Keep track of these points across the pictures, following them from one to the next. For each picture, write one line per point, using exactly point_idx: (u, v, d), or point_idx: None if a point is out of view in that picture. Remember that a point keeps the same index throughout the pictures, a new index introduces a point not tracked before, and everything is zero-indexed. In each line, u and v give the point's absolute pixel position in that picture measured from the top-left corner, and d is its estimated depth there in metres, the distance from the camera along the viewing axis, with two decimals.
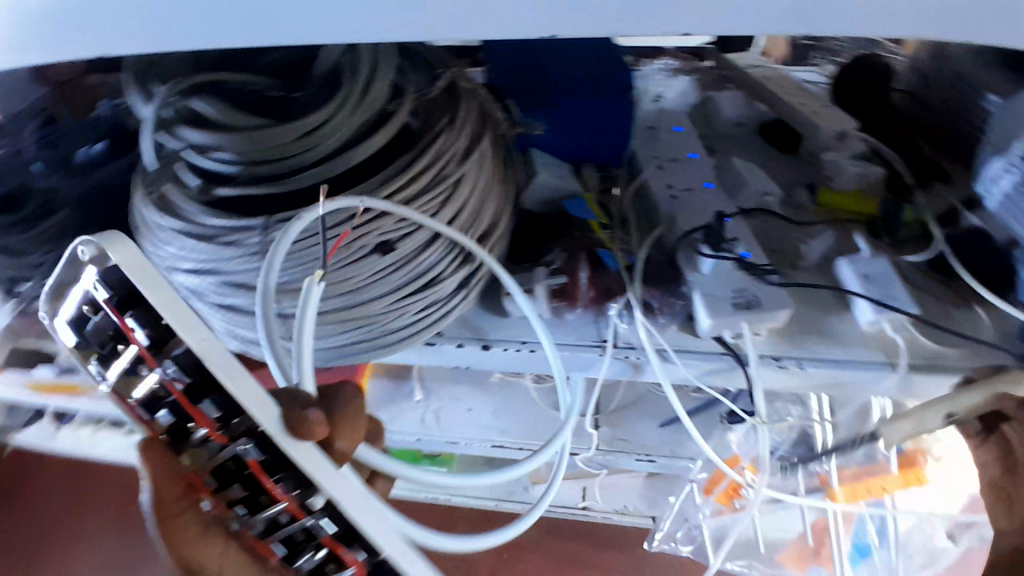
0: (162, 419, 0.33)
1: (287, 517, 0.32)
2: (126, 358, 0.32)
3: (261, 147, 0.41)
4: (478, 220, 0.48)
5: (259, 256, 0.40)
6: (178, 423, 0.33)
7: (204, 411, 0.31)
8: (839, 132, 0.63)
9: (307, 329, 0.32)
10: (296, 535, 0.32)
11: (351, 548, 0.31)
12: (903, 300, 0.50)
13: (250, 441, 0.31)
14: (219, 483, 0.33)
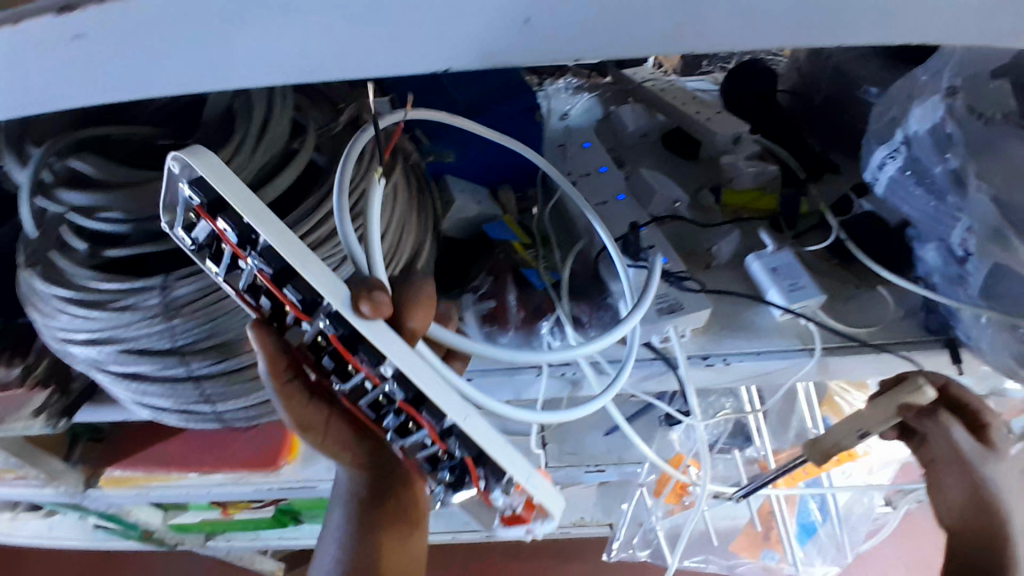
0: (264, 305, 0.33)
1: (370, 384, 0.33)
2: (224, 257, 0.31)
3: (151, 203, 0.38)
4: (397, 255, 0.47)
5: (159, 318, 0.38)
6: (277, 310, 0.33)
7: (287, 296, 0.31)
8: (735, 136, 0.65)
9: (378, 218, 0.33)
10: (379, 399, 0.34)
11: (423, 412, 0.32)
12: (810, 288, 0.54)
13: (327, 318, 0.31)
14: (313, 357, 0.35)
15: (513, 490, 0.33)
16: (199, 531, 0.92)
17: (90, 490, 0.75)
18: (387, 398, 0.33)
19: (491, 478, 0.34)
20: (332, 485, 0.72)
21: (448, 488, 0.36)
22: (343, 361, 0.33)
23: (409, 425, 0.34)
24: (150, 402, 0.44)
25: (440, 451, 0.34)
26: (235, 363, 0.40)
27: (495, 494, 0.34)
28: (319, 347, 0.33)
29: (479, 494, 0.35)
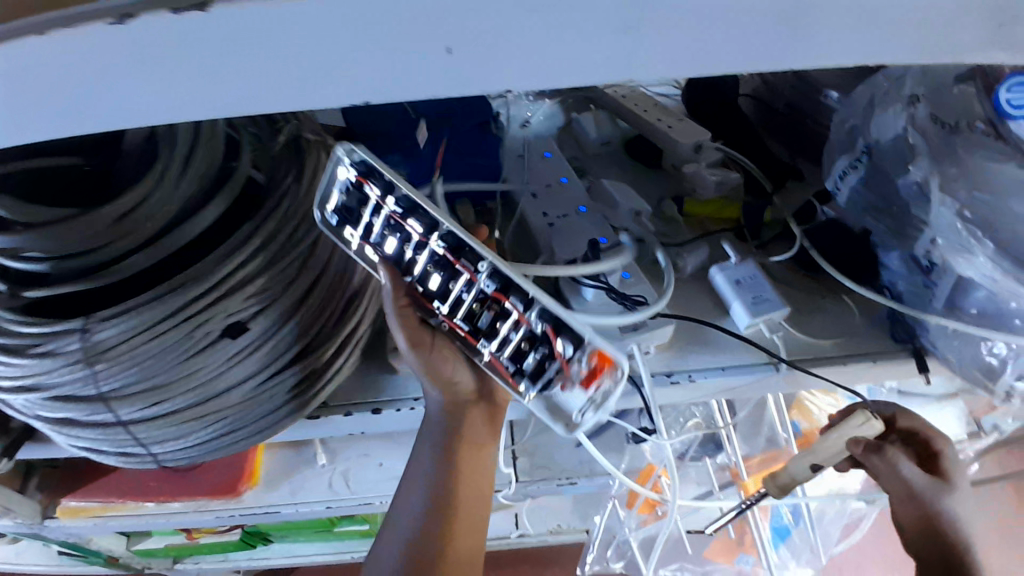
0: (388, 246, 0.43)
1: (468, 290, 0.42)
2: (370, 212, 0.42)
3: (69, 242, 0.36)
4: (343, 281, 0.45)
5: (82, 364, 0.35)
6: (399, 249, 0.43)
7: (413, 226, 0.41)
8: (696, 144, 0.63)
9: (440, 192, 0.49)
10: (474, 306, 0.42)
11: (511, 297, 0.40)
12: (774, 301, 0.53)
13: (438, 234, 0.41)
14: (422, 279, 0.43)
15: (585, 348, 0.39)
16: (164, 556, 0.89)
17: (47, 521, 0.72)
18: (480, 297, 0.42)
19: (569, 344, 0.39)
20: (296, 509, 0.70)
21: (535, 377, 0.41)
22: (452, 269, 0.42)
23: (498, 323, 0.42)
24: (86, 444, 0.42)
25: (526, 332, 0.41)
26: (172, 404, 0.38)
27: (569, 361, 0.39)
28: (429, 270, 0.42)
29: (560, 372, 0.40)
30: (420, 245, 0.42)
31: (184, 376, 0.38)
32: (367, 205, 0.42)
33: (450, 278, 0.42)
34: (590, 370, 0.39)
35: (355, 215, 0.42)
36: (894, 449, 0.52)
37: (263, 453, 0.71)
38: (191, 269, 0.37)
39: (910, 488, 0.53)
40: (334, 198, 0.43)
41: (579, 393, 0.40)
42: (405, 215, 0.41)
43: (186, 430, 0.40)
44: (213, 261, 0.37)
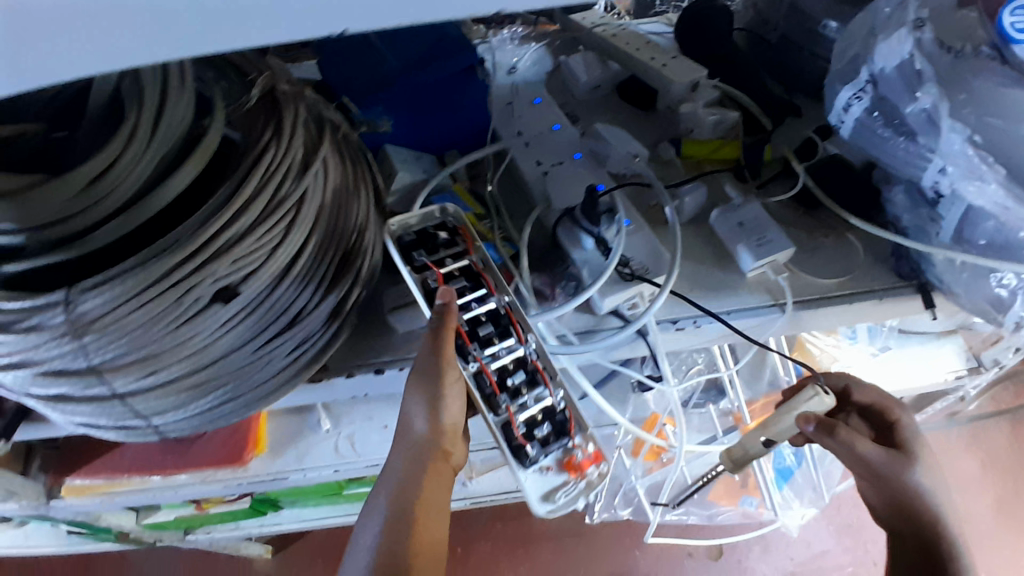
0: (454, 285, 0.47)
1: (511, 352, 0.46)
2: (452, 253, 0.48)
3: (39, 209, 0.34)
4: (332, 240, 0.44)
5: (70, 337, 0.34)
6: (461, 291, 0.46)
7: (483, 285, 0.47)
8: (692, 83, 0.60)
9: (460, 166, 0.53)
10: (509, 366, 0.46)
11: (545, 373, 0.46)
12: (779, 241, 0.52)
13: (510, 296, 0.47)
14: (470, 327, 0.46)
15: (587, 440, 0.47)
16: (175, 528, 0.89)
17: (53, 501, 0.72)
18: (519, 361, 0.46)
19: (579, 429, 0.46)
20: (303, 476, 0.69)
21: (540, 450, 0.45)
22: (507, 330, 0.46)
23: (525, 388, 0.45)
24: (83, 420, 0.41)
25: (547, 407, 0.46)
26: (167, 374, 0.37)
27: (572, 442, 0.46)
28: (485, 321, 0.46)
29: (561, 454, 0.46)
30: (482, 292, 0.47)
31: (176, 345, 0.36)
32: (450, 245, 0.48)
33: (500, 336, 0.46)
34: (589, 459, 0.46)
35: (435, 250, 0.48)
36: (843, 428, 0.53)
37: (266, 421, 0.71)
38: (172, 234, 0.35)
39: (870, 467, 0.55)
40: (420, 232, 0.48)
41: (568, 480, 0.46)
42: (484, 268, 0.48)
43: (185, 399, 0.39)
44: (195, 225, 0.36)
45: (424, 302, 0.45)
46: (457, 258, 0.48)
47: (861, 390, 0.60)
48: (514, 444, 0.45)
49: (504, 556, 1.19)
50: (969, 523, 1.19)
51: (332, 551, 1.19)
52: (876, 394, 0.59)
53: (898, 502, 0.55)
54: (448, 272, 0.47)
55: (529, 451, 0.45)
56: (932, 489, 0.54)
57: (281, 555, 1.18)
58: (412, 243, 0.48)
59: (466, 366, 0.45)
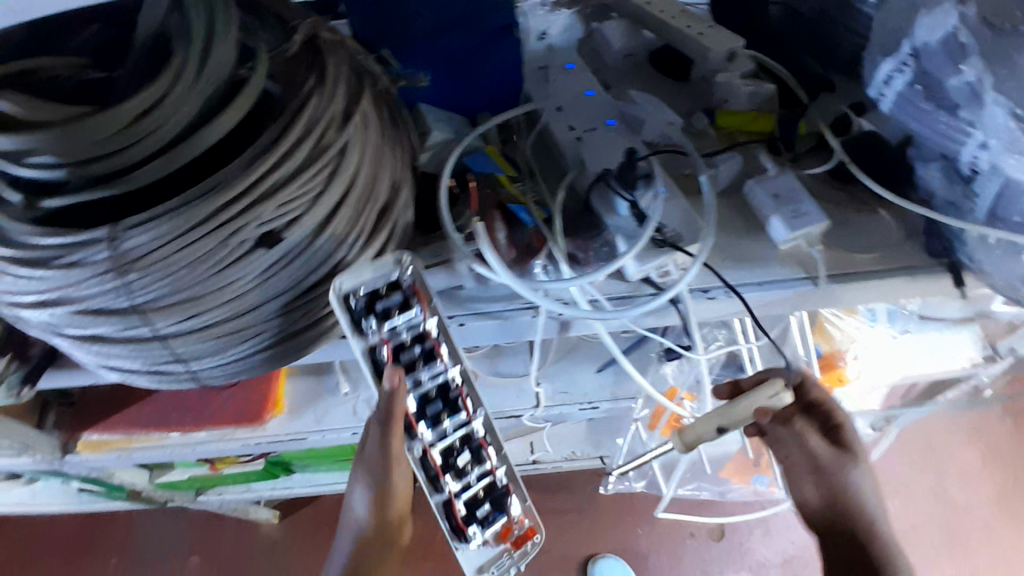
0: (406, 357, 0.48)
1: (456, 433, 0.51)
2: (408, 312, 0.47)
3: (84, 143, 0.33)
4: (372, 194, 0.43)
5: (113, 273, 0.34)
6: (410, 364, 0.48)
7: (436, 352, 0.49)
8: (729, 53, 0.60)
9: (492, 123, 0.53)
10: (455, 446, 0.51)
11: (485, 451, 0.52)
12: (815, 214, 0.51)
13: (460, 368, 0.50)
14: (418, 407, 0.50)
15: (523, 516, 0.55)
16: (187, 489, 0.90)
17: (67, 456, 0.71)
18: (465, 438, 0.52)
19: (514, 506, 0.54)
20: (322, 436, 0.70)
21: (478, 528, 0.53)
22: (456, 405, 0.51)
23: (468, 468, 0.52)
24: (116, 364, 0.41)
25: (487, 484, 0.53)
26: (207, 319, 0.37)
27: (508, 518, 0.54)
28: (434, 397, 0.50)
29: (499, 529, 0.54)
30: (433, 363, 0.49)
31: (218, 289, 0.36)
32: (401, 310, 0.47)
33: (449, 411, 0.51)
34: (524, 533, 0.54)
35: (385, 311, 0.46)
36: (801, 424, 0.60)
37: (283, 382, 0.72)
38: (219, 175, 0.35)
39: (816, 461, 0.60)
40: (368, 295, 0.45)
41: (502, 548, 0.54)
42: (437, 340, 0.49)
43: (223, 345, 0.39)
44: (240, 169, 0.35)
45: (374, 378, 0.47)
46: (409, 317, 0.48)
47: (816, 388, 0.60)
48: (455, 522, 0.53)
49: None
50: (962, 514, 1.21)
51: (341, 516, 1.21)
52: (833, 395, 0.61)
53: (843, 501, 0.60)
54: (399, 341, 0.48)
55: (470, 531, 0.53)
56: (870, 490, 0.60)
57: (288, 521, 1.21)
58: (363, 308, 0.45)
59: (413, 447, 0.51)
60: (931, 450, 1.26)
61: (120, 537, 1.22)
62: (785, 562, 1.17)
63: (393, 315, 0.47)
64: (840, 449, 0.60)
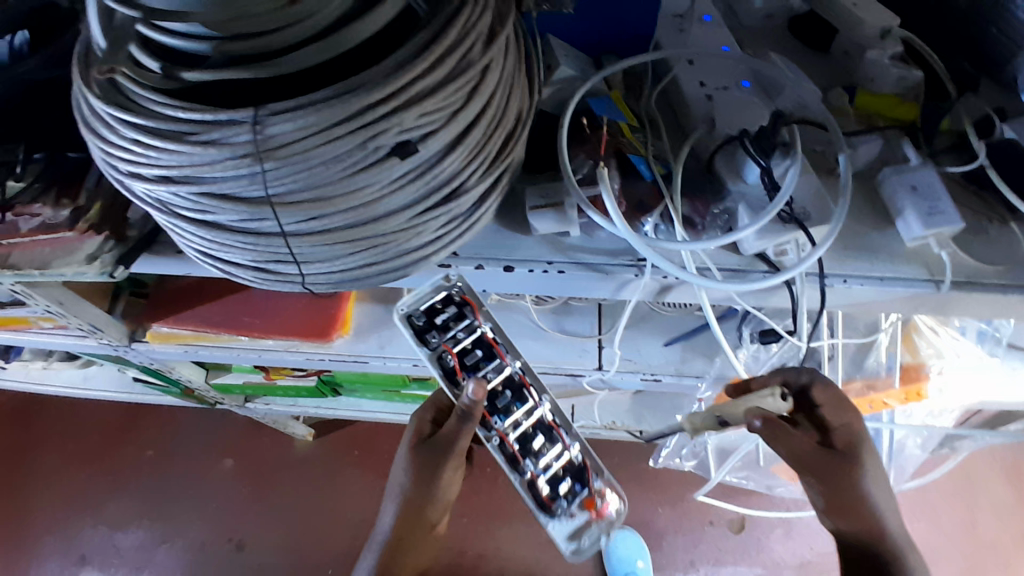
0: (470, 357, 0.57)
1: (528, 418, 0.59)
2: (468, 321, 0.57)
3: (236, 15, 0.32)
4: (501, 121, 0.41)
5: (250, 158, 0.33)
6: (474, 362, 0.57)
7: (498, 348, 0.59)
8: (884, 29, 0.55)
9: (622, 64, 0.50)
10: (529, 429, 0.59)
11: (558, 432, 0.60)
12: (952, 213, 0.47)
13: (520, 359, 0.59)
14: (489, 397, 0.58)
15: (604, 488, 0.60)
16: (238, 394, 0.92)
17: (134, 344, 0.73)
18: (536, 423, 0.59)
19: (594, 479, 0.60)
20: (383, 362, 0.72)
21: (563, 501, 0.58)
22: (523, 393, 0.58)
23: (546, 447, 0.59)
24: (224, 256, 0.40)
25: (564, 460, 0.59)
26: (330, 223, 0.36)
27: (590, 494, 0.59)
28: (502, 389, 0.58)
29: (584, 502, 0.59)
30: (493, 359, 0.58)
31: (345, 193, 0.35)
32: (458, 318, 0.57)
33: (518, 399, 0.58)
34: (606, 503, 0.59)
35: (448, 325, 0.57)
36: (785, 433, 0.54)
37: (353, 304, 0.73)
38: (365, 73, 0.34)
39: (818, 468, 0.55)
40: (429, 315, 0.57)
41: (590, 522, 0.59)
42: (494, 338, 0.58)
43: (339, 252, 0.38)
44: (388, 71, 0.34)
45: (449, 382, 0.56)
46: (469, 327, 0.57)
47: (822, 392, 0.56)
48: (542, 501, 0.58)
49: None
50: (992, 550, 1.17)
51: (373, 445, 1.24)
52: (833, 395, 0.56)
53: (846, 508, 0.55)
54: (462, 345, 0.57)
55: (556, 504, 0.58)
56: (878, 491, 0.55)
57: (322, 440, 1.25)
58: (427, 324, 0.56)
59: (489, 434, 0.58)
60: (970, 483, 1.22)
61: (162, 429, 1.27)
62: (801, 565, 1.14)
63: (455, 324, 0.57)
64: (837, 455, 0.55)
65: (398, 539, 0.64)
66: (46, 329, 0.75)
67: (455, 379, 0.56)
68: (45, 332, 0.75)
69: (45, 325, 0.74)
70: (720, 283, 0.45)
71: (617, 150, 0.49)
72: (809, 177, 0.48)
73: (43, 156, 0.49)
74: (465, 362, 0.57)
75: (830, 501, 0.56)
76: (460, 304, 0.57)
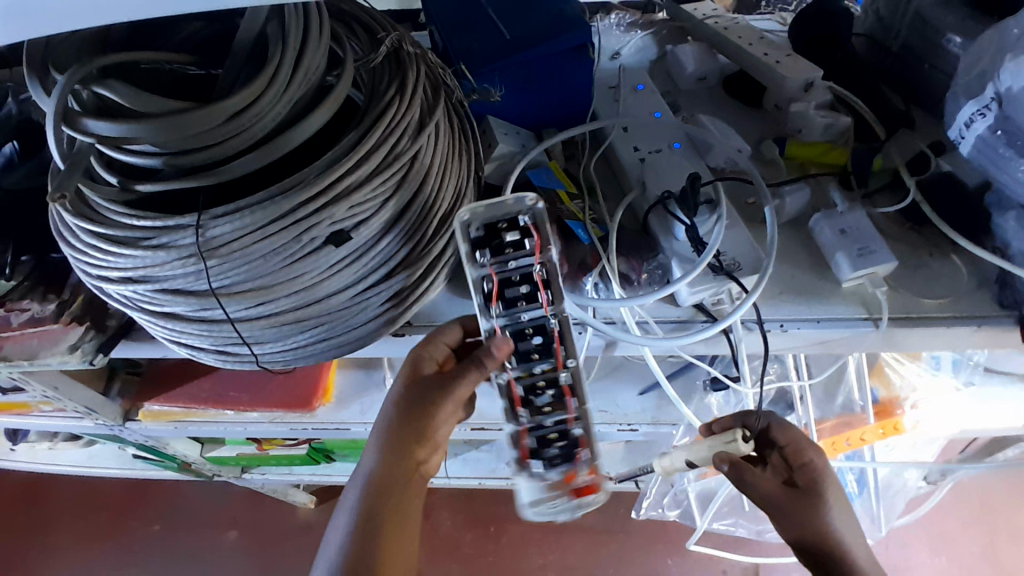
0: (515, 291, 0.46)
1: (544, 369, 0.48)
2: (525, 244, 0.45)
3: (182, 137, 0.36)
4: (438, 200, 0.44)
5: (195, 259, 0.36)
6: (516, 296, 0.46)
7: (545, 290, 0.46)
8: (806, 82, 0.58)
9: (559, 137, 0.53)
10: (539, 383, 0.49)
11: (570, 400, 0.49)
12: (882, 253, 0.49)
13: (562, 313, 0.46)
14: (517, 338, 0.47)
15: (589, 469, 0.52)
16: (235, 465, 0.94)
17: (129, 423, 0.76)
18: (550, 380, 0.49)
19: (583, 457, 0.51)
20: (364, 429, 0.74)
21: (543, 466, 0.51)
22: (550, 348, 0.47)
23: (546, 408, 0.50)
24: (187, 341, 0.43)
25: (563, 431, 0.50)
26: (273, 306, 0.39)
27: (574, 470, 0.51)
28: (530, 333, 0.46)
29: (563, 475, 0.51)
30: (540, 309, 0.46)
31: (286, 278, 0.38)
32: (519, 249, 0.45)
33: (541, 351, 0.47)
34: (585, 487, 0.52)
35: (499, 248, 0.45)
36: (751, 474, 0.55)
37: (334, 372, 0.76)
38: (299, 174, 0.38)
39: (781, 508, 0.55)
40: (489, 227, 0.46)
41: (561, 495, 0.52)
42: (546, 282, 0.46)
43: (288, 330, 0.41)
44: (319, 171, 0.38)
45: (481, 309, 0.46)
46: (521, 257, 0.45)
47: (783, 431, 0.58)
48: (520, 455, 0.52)
49: (534, 539, 1.21)
50: None
51: None
52: (796, 435, 0.58)
53: (813, 547, 0.54)
54: (508, 276, 0.46)
55: (532, 465, 0.51)
56: (849, 528, 0.54)
57: (325, 506, 1.26)
58: (485, 237, 0.45)
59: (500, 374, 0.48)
60: (988, 512, 1.17)
61: (169, 504, 1.29)
62: None
63: (508, 244, 0.45)
64: (802, 495, 0.55)
65: (372, 516, 0.50)
66: (50, 412, 0.79)
67: (488, 311, 0.46)
68: (50, 417, 0.79)
69: (50, 409, 0.78)
70: (652, 341, 0.47)
71: (557, 217, 0.52)
72: (737, 229, 0.50)
73: (29, 258, 0.53)
74: (506, 293, 0.46)
75: (801, 541, 0.55)
76: (524, 231, 0.45)
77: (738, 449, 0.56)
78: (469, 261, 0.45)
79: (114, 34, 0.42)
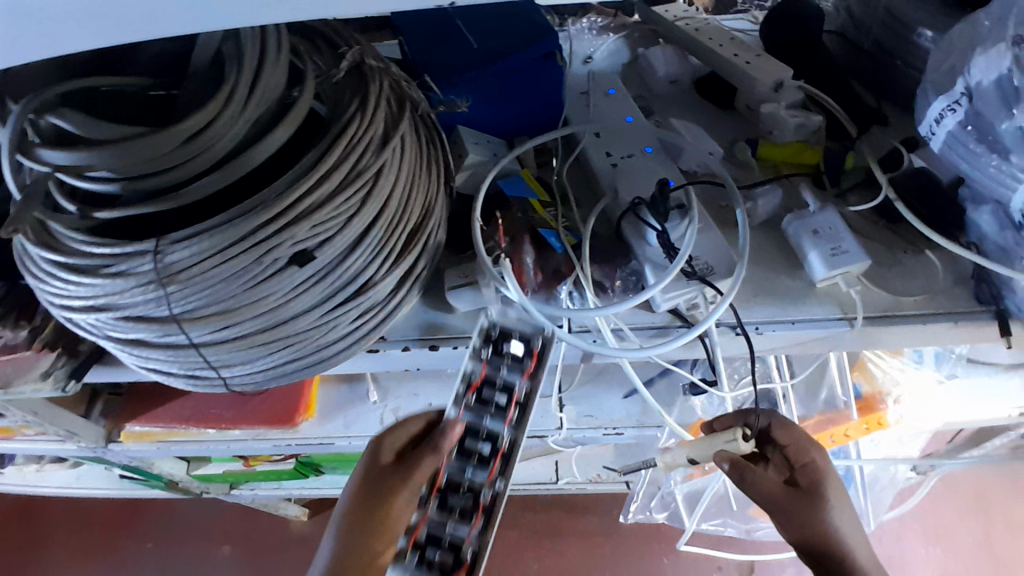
0: (496, 397, 0.48)
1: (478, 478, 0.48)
2: (524, 363, 0.48)
3: (138, 161, 0.35)
4: (407, 214, 0.44)
5: (155, 285, 0.36)
6: (493, 401, 0.48)
7: (512, 416, 0.48)
8: (776, 83, 0.58)
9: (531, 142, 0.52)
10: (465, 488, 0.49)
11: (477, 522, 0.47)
12: (855, 253, 0.49)
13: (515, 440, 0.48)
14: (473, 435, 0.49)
15: None
16: (222, 482, 0.94)
17: (111, 444, 0.75)
18: (474, 492, 0.48)
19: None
20: (348, 443, 0.74)
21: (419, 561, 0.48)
22: (486, 461, 0.48)
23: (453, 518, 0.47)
24: (156, 367, 0.42)
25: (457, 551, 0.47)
26: (239, 330, 0.39)
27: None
28: (481, 438, 0.48)
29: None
30: (501, 422, 0.48)
31: (248, 301, 0.38)
32: (515, 362, 0.48)
33: (479, 458, 0.48)
34: None
35: (496, 354, 0.48)
36: (752, 474, 0.55)
37: (317, 387, 0.75)
38: (260, 194, 0.37)
39: (782, 506, 0.55)
40: (500, 331, 0.48)
41: None
42: (521, 408, 0.48)
43: (255, 353, 0.41)
44: (280, 191, 0.37)
45: (456, 394, 0.48)
46: (512, 377, 0.48)
47: (783, 431, 0.57)
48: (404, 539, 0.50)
49: (529, 544, 1.20)
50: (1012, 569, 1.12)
51: None
52: (796, 434, 0.57)
53: (812, 544, 0.55)
54: (495, 382, 0.48)
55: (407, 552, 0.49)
56: (847, 526, 0.54)
57: (319, 518, 1.26)
58: (493, 339, 0.48)
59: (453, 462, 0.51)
60: (979, 501, 1.18)
61: (161, 522, 1.28)
62: None
63: (511, 355, 0.48)
64: (802, 495, 0.55)
65: None
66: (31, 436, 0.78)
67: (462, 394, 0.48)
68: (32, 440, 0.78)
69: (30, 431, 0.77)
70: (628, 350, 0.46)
71: (530, 226, 0.51)
72: (711, 233, 0.50)
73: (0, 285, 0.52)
74: (485, 394, 0.48)
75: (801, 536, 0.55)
76: (530, 351, 0.48)
77: (739, 450, 0.55)
78: (471, 351, 0.48)
79: (73, 59, 0.41)
